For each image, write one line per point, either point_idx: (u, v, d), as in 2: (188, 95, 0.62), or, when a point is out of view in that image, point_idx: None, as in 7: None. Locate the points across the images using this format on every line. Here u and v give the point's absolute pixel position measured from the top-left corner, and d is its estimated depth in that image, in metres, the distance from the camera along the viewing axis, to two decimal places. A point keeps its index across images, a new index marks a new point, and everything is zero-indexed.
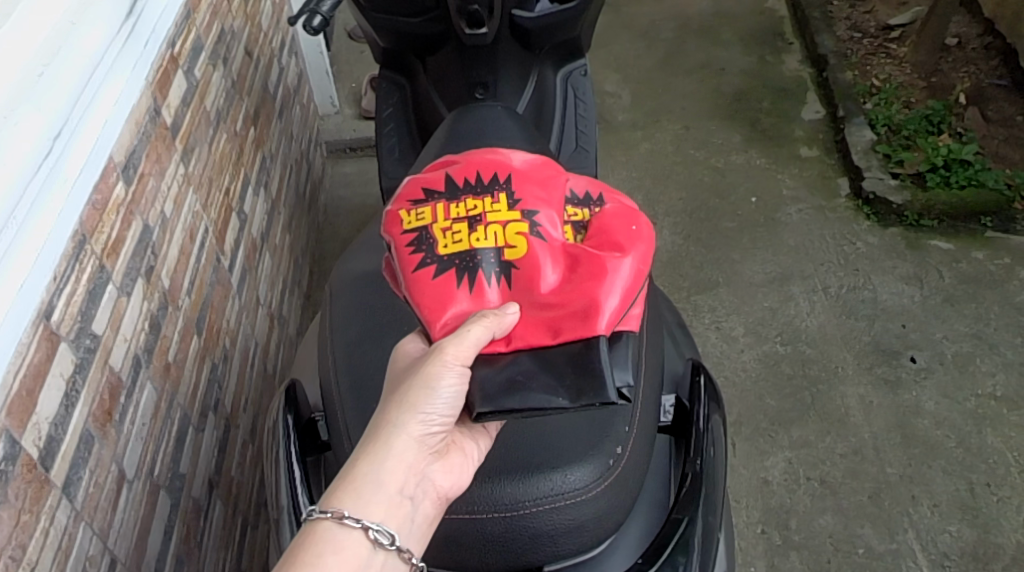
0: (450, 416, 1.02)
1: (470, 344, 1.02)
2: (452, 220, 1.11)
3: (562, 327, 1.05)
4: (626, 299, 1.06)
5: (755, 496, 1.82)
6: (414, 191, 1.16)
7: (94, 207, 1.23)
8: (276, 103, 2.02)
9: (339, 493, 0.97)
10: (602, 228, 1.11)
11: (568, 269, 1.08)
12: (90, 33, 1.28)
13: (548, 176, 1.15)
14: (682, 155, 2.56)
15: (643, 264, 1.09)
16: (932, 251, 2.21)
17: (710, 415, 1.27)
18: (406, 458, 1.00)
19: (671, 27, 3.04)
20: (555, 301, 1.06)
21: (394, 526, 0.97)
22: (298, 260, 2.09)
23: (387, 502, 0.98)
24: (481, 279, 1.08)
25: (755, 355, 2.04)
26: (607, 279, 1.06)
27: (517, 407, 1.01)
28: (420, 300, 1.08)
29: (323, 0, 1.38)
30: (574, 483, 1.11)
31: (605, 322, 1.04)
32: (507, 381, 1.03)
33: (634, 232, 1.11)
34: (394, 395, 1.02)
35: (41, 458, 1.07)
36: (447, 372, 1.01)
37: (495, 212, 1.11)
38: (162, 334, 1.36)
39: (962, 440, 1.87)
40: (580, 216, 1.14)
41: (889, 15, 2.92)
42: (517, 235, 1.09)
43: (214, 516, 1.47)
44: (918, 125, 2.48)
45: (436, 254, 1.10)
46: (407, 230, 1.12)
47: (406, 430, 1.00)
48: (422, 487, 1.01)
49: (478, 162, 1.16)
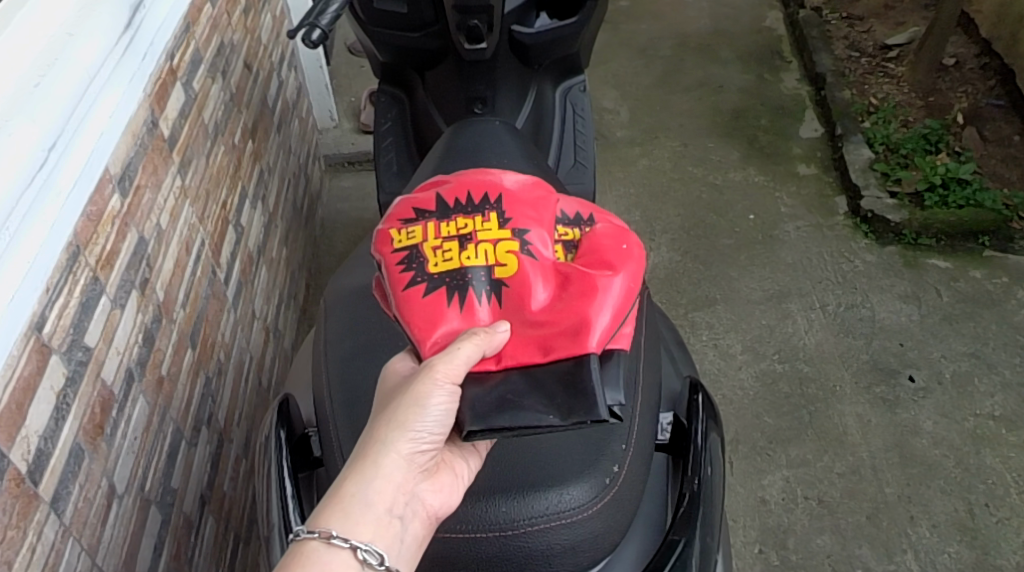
0: (440, 435, 1.01)
1: (459, 362, 1.01)
2: (442, 239, 1.10)
3: (553, 345, 1.04)
4: (618, 318, 1.06)
5: (752, 516, 1.81)
6: (405, 210, 1.15)
7: (89, 219, 1.21)
8: (274, 116, 2.01)
9: (326, 513, 0.97)
10: (593, 247, 1.11)
11: (559, 288, 1.08)
12: (87, 45, 1.27)
13: (539, 197, 1.14)
14: (679, 172, 2.56)
15: (636, 283, 1.09)
16: (929, 270, 2.21)
17: (708, 432, 1.26)
18: (394, 477, 0.99)
19: (669, 45, 3.05)
20: (546, 320, 1.06)
21: (383, 545, 0.97)
22: (294, 274, 2.08)
23: (376, 522, 0.97)
24: (472, 297, 1.07)
25: (752, 373, 2.03)
26: (598, 297, 1.05)
27: (507, 425, 0.99)
28: (410, 319, 1.07)
29: (323, 14, 1.37)
30: (569, 503, 1.09)
31: (597, 340, 1.03)
32: (498, 399, 1.01)
33: (625, 251, 1.10)
34: (383, 413, 1.01)
35: (30, 472, 1.06)
36: (437, 390, 1.00)
37: (485, 231, 1.10)
38: (156, 347, 1.35)
39: (961, 461, 1.86)
40: (571, 236, 1.13)
41: (887, 34, 2.92)
42: (508, 253, 1.09)
43: (206, 531, 1.46)
44: (916, 144, 2.47)
45: (426, 273, 1.09)
46: (398, 248, 1.11)
47: (396, 448, 0.99)
48: (412, 506, 1.00)
49: (468, 181, 1.15)
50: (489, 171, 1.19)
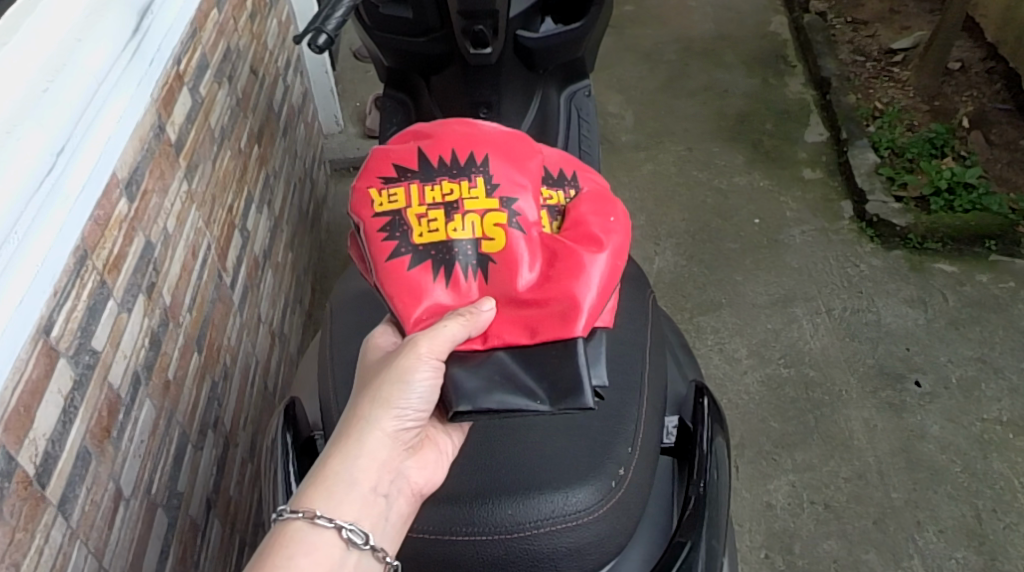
0: (423, 411, 1.10)
1: (445, 339, 1.11)
2: (427, 207, 1.18)
3: (540, 328, 1.13)
4: (602, 297, 1.15)
5: (758, 520, 1.80)
6: (385, 166, 1.22)
7: (97, 224, 1.22)
8: (280, 122, 2.02)
9: (312, 493, 1.03)
10: (579, 220, 1.20)
11: (545, 264, 1.16)
12: (96, 50, 1.27)
13: (525, 158, 1.22)
14: (684, 176, 2.56)
15: (618, 260, 1.18)
16: (935, 274, 2.21)
17: (714, 437, 1.27)
18: (379, 454, 1.07)
19: (673, 50, 3.05)
20: (534, 299, 1.14)
21: (368, 524, 1.04)
22: (300, 278, 2.09)
23: (361, 500, 1.04)
24: (458, 272, 1.16)
25: (758, 377, 2.03)
26: (584, 277, 1.15)
27: (495, 408, 1.09)
28: (392, 291, 1.16)
29: (329, 19, 1.37)
30: (575, 505, 1.12)
31: (584, 325, 1.13)
32: (486, 382, 1.11)
33: (608, 225, 1.20)
34: (368, 392, 1.09)
35: (37, 475, 1.07)
36: (421, 365, 1.09)
37: (472, 199, 1.18)
38: (162, 351, 1.35)
39: (968, 466, 1.85)
40: (555, 201, 1.23)
41: (892, 39, 2.91)
42: (496, 226, 1.16)
43: (212, 536, 1.46)
44: (921, 148, 2.46)
45: (411, 243, 1.17)
46: (380, 212, 1.19)
47: (380, 425, 1.08)
48: (396, 484, 1.08)
49: (453, 139, 1.22)
50: (475, 125, 1.25)
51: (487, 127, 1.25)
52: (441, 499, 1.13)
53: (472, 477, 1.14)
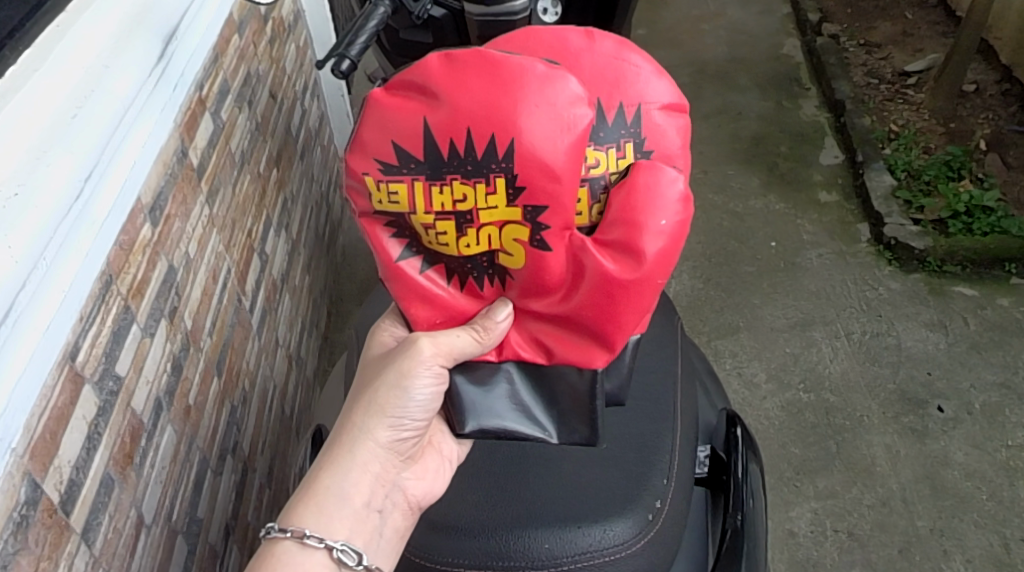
0: (420, 421, 1.16)
1: (454, 347, 1.14)
2: (434, 216, 1.12)
3: (559, 351, 1.16)
4: (634, 320, 1.12)
5: (780, 549, 1.79)
6: (386, 146, 1.11)
7: (121, 248, 1.22)
8: (298, 145, 2.02)
9: (304, 515, 1.08)
10: (620, 221, 1.09)
11: (573, 279, 1.12)
12: (123, 76, 1.26)
13: (563, 137, 1.06)
14: (700, 199, 2.56)
15: (660, 273, 1.11)
16: (955, 298, 2.19)
17: (747, 466, 1.28)
18: (373, 467, 1.14)
19: (687, 72, 3.06)
20: (558, 319, 1.15)
21: (361, 543, 1.09)
22: (317, 301, 2.09)
23: (356, 518, 1.10)
24: (473, 283, 1.16)
25: (777, 403, 2.02)
26: (612, 306, 1.11)
27: (500, 431, 1.18)
28: (401, 294, 1.17)
29: (352, 45, 1.36)
30: (613, 539, 1.13)
31: (607, 358, 1.14)
32: (495, 405, 1.18)
33: (655, 234, 1.09)
34: (363, 402, 1.15)
35: (62, 502, 1.06)
36: (424, 373, 1.14)
37: (487, 209, 1.11)
38: (183, 376, 1.34)
39: (994, 493, 1.83)
40: (599, 165, 1.12)
41: (906, 61, 2.88)
42: (515, 242, 1.12)
43: (230, 562, 1.45)
44: (938, 170, 2.44)
45: (421, 246, 1.16)
46: (384, 211, 1.14)
47: (374, 436, 1.14)
48: (391, 498, 1.14)
49: (471, 116, 1.07)
50: (503, 77, 1.06)
51: (519, 84, 1.05)
52: (478, 531, 1.14)
53: (508, 508, 1.16)
